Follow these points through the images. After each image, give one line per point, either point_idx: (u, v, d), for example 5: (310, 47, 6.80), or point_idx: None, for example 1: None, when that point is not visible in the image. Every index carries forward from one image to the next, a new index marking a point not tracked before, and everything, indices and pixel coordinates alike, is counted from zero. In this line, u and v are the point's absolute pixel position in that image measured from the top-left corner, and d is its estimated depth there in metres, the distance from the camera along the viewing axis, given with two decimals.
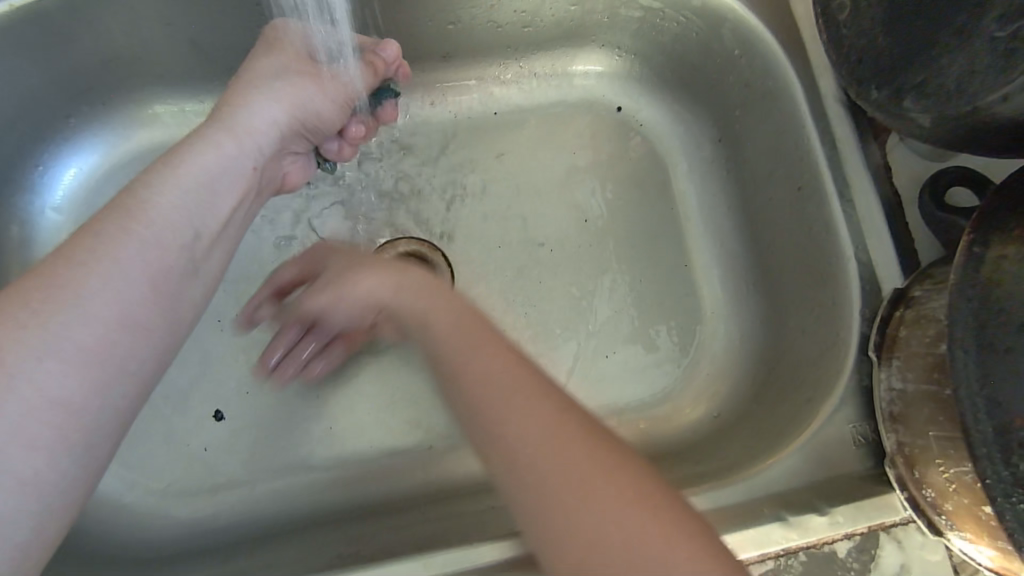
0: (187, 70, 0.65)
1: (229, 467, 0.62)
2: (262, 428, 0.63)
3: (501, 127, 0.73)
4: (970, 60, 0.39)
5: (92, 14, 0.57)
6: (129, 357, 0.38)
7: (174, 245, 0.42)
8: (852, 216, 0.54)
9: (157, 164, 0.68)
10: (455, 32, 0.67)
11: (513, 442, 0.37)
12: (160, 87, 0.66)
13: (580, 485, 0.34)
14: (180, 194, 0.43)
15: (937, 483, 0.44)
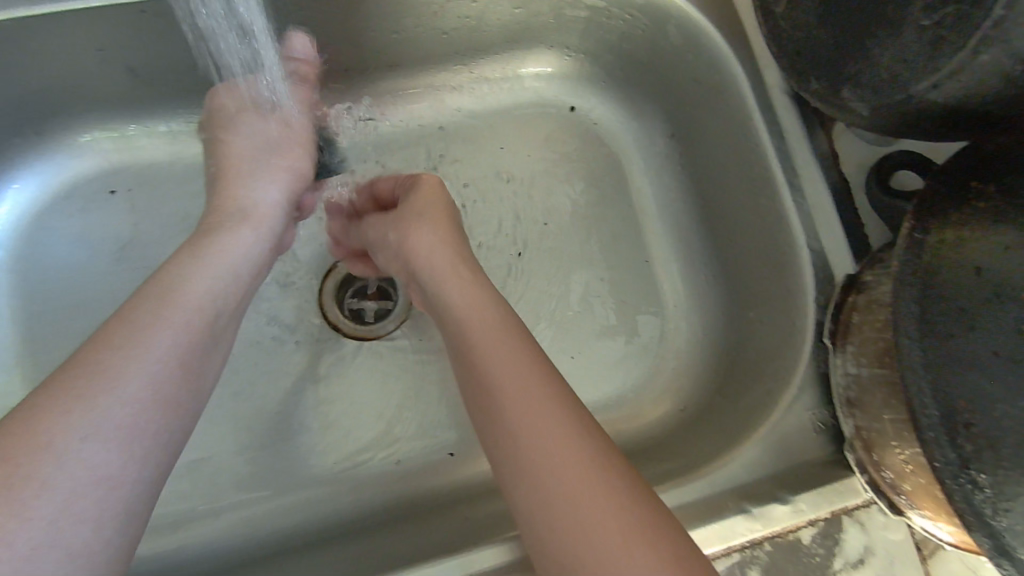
0: (126, 93, 0.63)
1: (196, 495, 0.61)
2: (229, 453, 0.62)
3: (456, 134, 0.72)
4: (902, 49, 0.39)
5: (19, 44, 0.55)
6: (163, 431, 0.37)
7: (202, 323, 0.42)
8: (802, 206, 0.54)
9: (100, 192, 0.66)
10: (403, 41, 0.66)
11: (529, 438, 0.39)
12: (101, 112, 0.64)
13: (575, 500, 0.36)
14: (206, 278, 0.44)
15: (895, 465, 0.45)
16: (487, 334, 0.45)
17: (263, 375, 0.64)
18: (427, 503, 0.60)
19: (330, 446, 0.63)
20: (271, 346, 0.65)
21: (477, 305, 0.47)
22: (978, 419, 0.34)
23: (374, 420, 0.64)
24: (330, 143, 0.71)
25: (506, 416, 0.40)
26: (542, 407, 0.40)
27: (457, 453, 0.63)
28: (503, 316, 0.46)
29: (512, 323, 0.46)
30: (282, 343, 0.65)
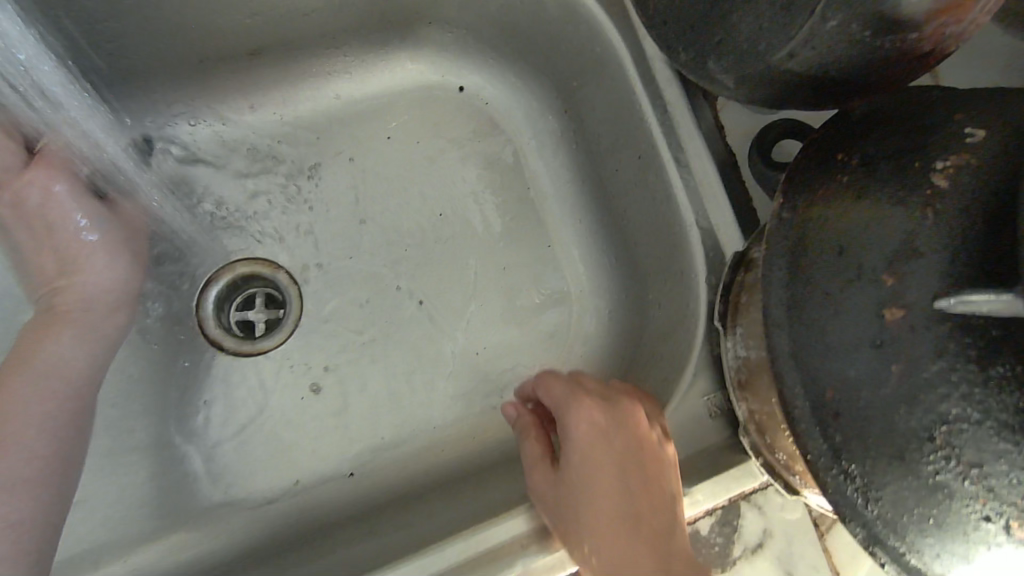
0: None
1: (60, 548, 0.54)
2: (98, 494, 0.56)
3: (335, 124, 0.67)
4: (758, 14, 0.36)
5: None
6: (47, 465, 0.45)
7: (58, 376, 0.49)
8: (689, 183, 0.52)
9: None
10: (260, 25, 0.60)
11: (586, 510, 0.41)
12: None
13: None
14: (66, 335, 0.51)
15: (786, 447, 0.44)
16: (575, 408, 0.44)
17: (135, 404, 0.59)
18: (326, 527, 0.56)
19: (218, 474, 0.58)
20: (142, 372, 0.59)
21: (599, 410, 0.44)
22: (845, 408, 0.33)
23: (265, 441, 0.59)
24: (194, 143, 0.64)
25: (573, 479, 0.42)
26: (607, 482, 0.41)
27: (357, 471, 0.59)
28: (591, 419, 0.44)
29: (583, 424, 0.43)
30: (154, 367, 0.60)
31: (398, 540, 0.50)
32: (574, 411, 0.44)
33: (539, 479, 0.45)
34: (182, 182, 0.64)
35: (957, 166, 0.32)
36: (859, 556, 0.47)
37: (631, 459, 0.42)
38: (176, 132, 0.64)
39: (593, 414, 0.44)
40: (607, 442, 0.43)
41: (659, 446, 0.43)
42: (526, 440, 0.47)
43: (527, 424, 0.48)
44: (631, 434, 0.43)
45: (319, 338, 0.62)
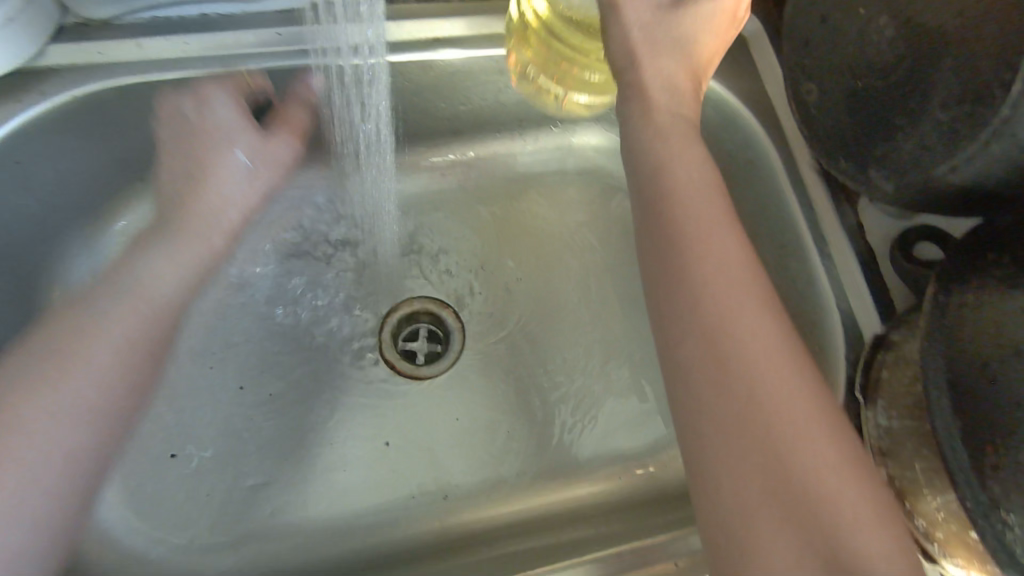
0: None
1: (236, 517, 0.63)
2: (272, 481, 0.64)
3: (507, 192, 0.77)
4: (924, 133, 0.45)
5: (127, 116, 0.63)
6: (83, 442, 0.47)
7: (101, 399, 0.49)
8: (830, 273, 0.61)
9: None
10: (460, 112, 0.72)
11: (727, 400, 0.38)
12: None
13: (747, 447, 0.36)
14: (85, 371, 0.48)
15: (928, 513, 0.48)
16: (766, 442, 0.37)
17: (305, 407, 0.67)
18: (462, 542, 0.64)
19: (373, 484, 0.65)
20: (322, 375, 0.68)
21: (838, 485, 0.35)
22: (1004, 458, 0.38)
23: (420, 445, 0.67)
24: None
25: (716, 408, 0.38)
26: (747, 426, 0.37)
27: (490, 492, 0.66)
28: (835, 476, 0.35)
29: (819, 462, 0.35)
30: (327, 374, 0.68)
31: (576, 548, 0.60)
32: (751, 442, 0.36)
33: (699, 450, 0.38)
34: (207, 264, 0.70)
35: None
36: None
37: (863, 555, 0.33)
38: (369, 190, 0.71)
39: (829, 433, 0.37)
40: (840, 520, 0.34)
41: (895, 524, 0.35)
42: (680, 371, 0.39)
43: (741, 379, 0.37)
44: (861, 518, 0.34)
45: (473, 371, 0.70)
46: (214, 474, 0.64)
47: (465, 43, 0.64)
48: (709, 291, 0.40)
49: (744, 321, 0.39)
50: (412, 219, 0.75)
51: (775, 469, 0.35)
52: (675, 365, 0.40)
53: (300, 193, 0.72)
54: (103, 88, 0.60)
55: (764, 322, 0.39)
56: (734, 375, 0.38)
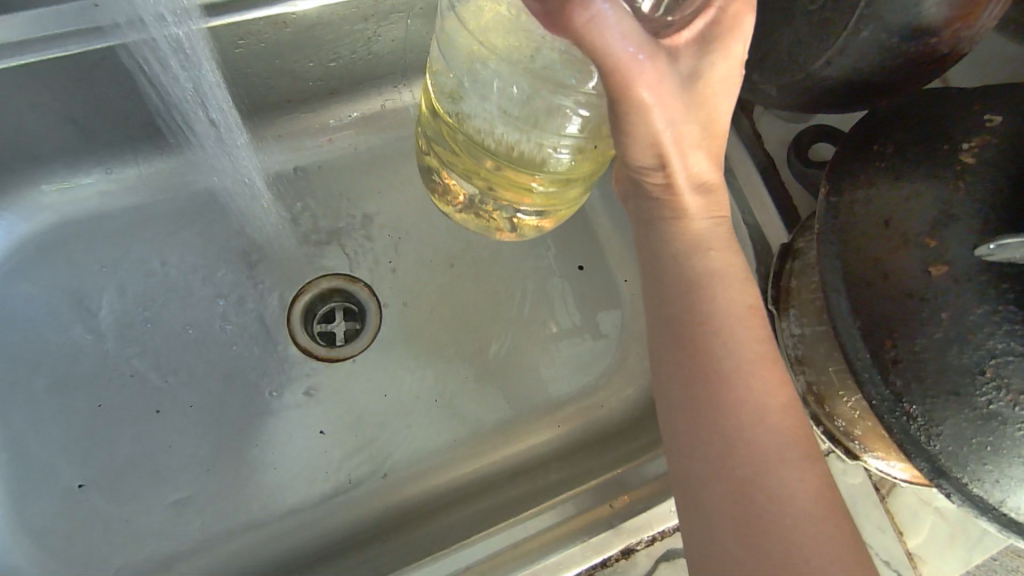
0: (24, 144, 0.59)
1: (159, 539, 0.58)
2: (191, 494, 0.59)
3: (401, 149, 0.72)
4: (796, 32, 0.44)
5: None
6: None
7: None
8: (735, 186, 0.59)
9: (29, 253, 0.63)
10: (335, 68, 0.65)
11: (731, 421, 0.37)
12: (9, 168, 0.60)
13: (738, 465, 0.36)
14: None
15: (844, 412, 0.49)
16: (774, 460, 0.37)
17: (215, 409, 0.61)
18: (405, 518, 0.60)
19: (304, 474, 0.61)
20: (228, 372, 0.63)
21: (788, 484, 0.36)
22: (901, 352, 0.38)
23: (344, 429, 0.62)
24: (73, 215, 0.64)
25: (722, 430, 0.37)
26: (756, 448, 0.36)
27: (428, 463, 0.62)
28: (789, 482, 0.36)
29: (775, 463, 0.36)
30: (232, 372, 0.63)
31: (515, 501, 0.58)
32: (756, 466, 0.36)
33: (689, 470, 0.38)
34: (83, 270, 0.63)
35: (983, 143, 0.40)
36: (920, 517, 0.51)
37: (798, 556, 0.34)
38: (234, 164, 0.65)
39: (795, 442, 0.37)
40: (783, 523, 0.35)
41: (838, 531, 0.35)
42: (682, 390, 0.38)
43: (713, 379, 0.38)
44: (804, 526, 0.35)
45: (392, 342, 0.66)
46: (127, 499, 0.58)
47: None
48: (701, 286, 0.40)
49: (729, 363, 0.38)
50: (304, 192, 0.69)
51: (727, 462, 0.36)
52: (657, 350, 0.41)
53: (180, 182, 0.67)
54: None
55: (750, 326, 0.39)
56: (741, 399, 0.37)
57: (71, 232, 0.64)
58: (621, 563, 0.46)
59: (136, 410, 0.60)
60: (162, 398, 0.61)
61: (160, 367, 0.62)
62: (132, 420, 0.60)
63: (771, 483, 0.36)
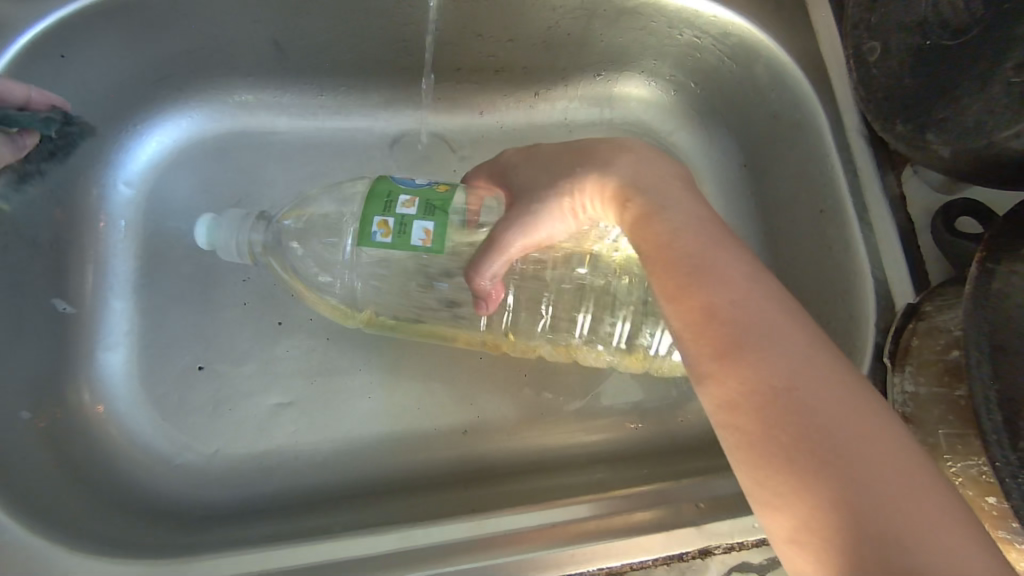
0: (230, 53, 0.65)
1: (258, 433, 0.63)
2: (292, 401, 0.64)
3: (543, 138, 0.76)
4: (989, 100, 0.45)
5: (180, 17, 0.60)
6: None
7: None
8: (871, 239, 0.60)
9: (209, 154, 0.70)
10: (508, 48, 0.69)
11: (809, 417, 0.35)
12: (208, 73, 0.66)
13: (819, 463, 0.34)
14: None
15: (944, 478, 0.49)
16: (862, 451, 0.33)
17: (333, 332, 0.66)
18: (476, 474, 0.63)
19: (397, 409, 0.65)
20: None
21: (875, 446, 0.34)
22: None
23: (437, 380, 0.66)
24: (253, 128, 0.71)
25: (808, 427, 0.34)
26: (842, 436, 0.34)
27: (507, 430, 0.65)
28: (842, 411, 0.34)
29: (841, 414, 0.34)
30: None
31: (582, 484, 0.60)
32: (857, 451, 0.33)
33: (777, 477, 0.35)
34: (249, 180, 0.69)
35: None
36: None
37: (874, 493, 0.32)
38: (390, 120, 0.73)
39: (834, 372, 0.36)
40: (867, 467, 0.33)
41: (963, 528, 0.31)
42: (738, 385, 0.36)
43: (766, 385, 0.36)
44: (888, 480, 0.32)
45: None
46: (239, 388, 0.64)
47: None
48: (697, 271, 0.40)
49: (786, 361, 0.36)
50: (447, 156, 0.74)
51: (837, 481, 0.33)
52: (667, 290, 0.41)
53: (345, 123, 0.72)
54: None
55: (742, 270, 0.40)
56: (801, 385, 0.35)
57: (247, 143, 0.70)
58: (696, 560, 0.50)
59: (260, 314, 0.66)
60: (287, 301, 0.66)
61: None
62: (257, 322, 0.65)
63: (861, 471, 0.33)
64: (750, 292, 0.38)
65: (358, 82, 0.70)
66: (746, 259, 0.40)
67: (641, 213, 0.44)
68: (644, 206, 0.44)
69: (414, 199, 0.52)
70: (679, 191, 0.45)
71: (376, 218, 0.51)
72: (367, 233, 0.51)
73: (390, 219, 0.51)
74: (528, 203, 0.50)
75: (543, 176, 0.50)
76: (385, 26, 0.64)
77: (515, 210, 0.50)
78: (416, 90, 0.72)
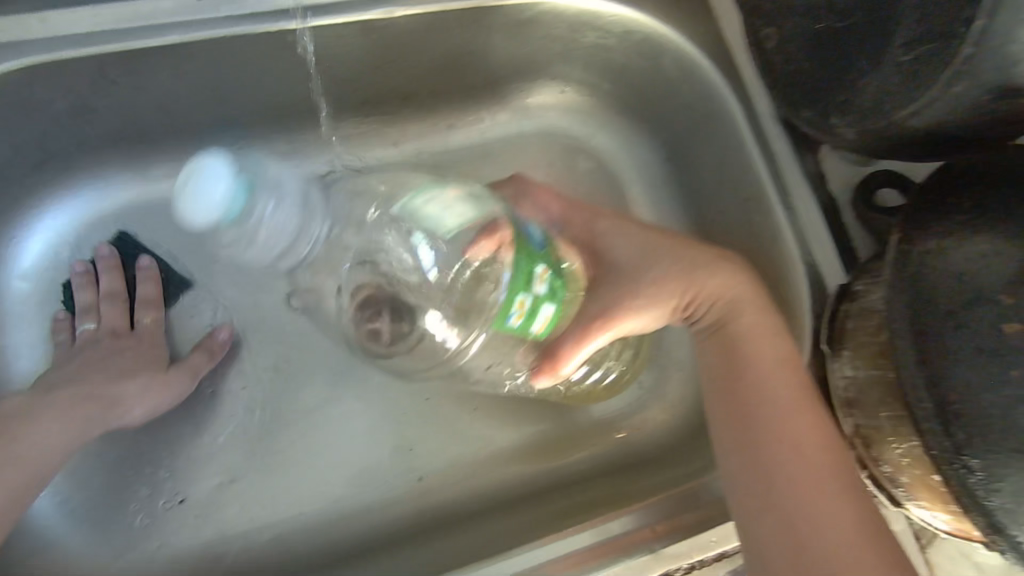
0: (115, 119, 0.61)
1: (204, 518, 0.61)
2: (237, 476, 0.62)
3: (463, 159, 0.74)
4: (883, 79, 0.44)
5: (51, 92, 0.56)
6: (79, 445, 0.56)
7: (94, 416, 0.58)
8: (797, 224, 0.59)
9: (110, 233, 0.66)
10: (410, 73, 0.67)
11: (782, 464, 0.47)
12: (94, 144, 0.63)
13: (789, 493, 0.46)
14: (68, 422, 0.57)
15: (893, 458, 0.49)
16: (809, 491, 0.46)
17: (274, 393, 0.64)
18: (435, 521, 0.61)
19: (349, 463, 0.63)
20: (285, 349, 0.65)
21: (810, 476, 0.46)
22: (967, 408, 0.39)
23: (386, 427, 0.64)
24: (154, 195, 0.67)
25: (764, 445, 0.48)
26: (813, 473, 0.46)
27: (464, 467, 0.64)
28: (819, 489, 0.46)
29: (793, 460, 0.47)
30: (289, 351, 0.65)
31: (543, 514, 0.59)
32: (823, 526, 0.44)
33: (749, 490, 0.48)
34: (162, 248, 0.66)
35: None
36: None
37: (801, 524, 0.45)
38: (302, 163, 0.70)
39: (824, 424, 0.49)
40: (801, 506, 0.45)
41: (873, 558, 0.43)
42: (728, 420, 0.51)
43: (742, 418, 0.50)
44: (817, 519, 0.44)
45: None
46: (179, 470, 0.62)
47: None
48: (739, 350, 0.52)
49: (771, 404, 0.50)
50: None
51: (787, 519, 0.45)
52: (710, 366, 0.54)
53: None
54: (7, 70, 0.53)
55: (766, 332, 0.52)
56: (777, 432, 0.48)
57: (151, 209, 0.67)
58: None
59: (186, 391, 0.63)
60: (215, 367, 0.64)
61: (215, 345, 0.64)
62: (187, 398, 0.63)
63: (818, 515, 0.44)
64: (783, 357, 0.51)
65: (260, 128, 0.67)
66: (781, 339, 0.52)
67: (723, 319, 0.54)
68: (688, 282, 0.54)
69: (546, 274, 0.47)
70: (731, 287, 0.54)
71: (517, 297, 0.45)
72: (501, 314, 0.46)
73: (526, 299, 0.46)
74: (635, 283, 0.54)
75: (651, 261, 0.55)
76: (276, 70, 0.61)
77: (636, 282, 0.54)
78: (324, 127, 0.69)
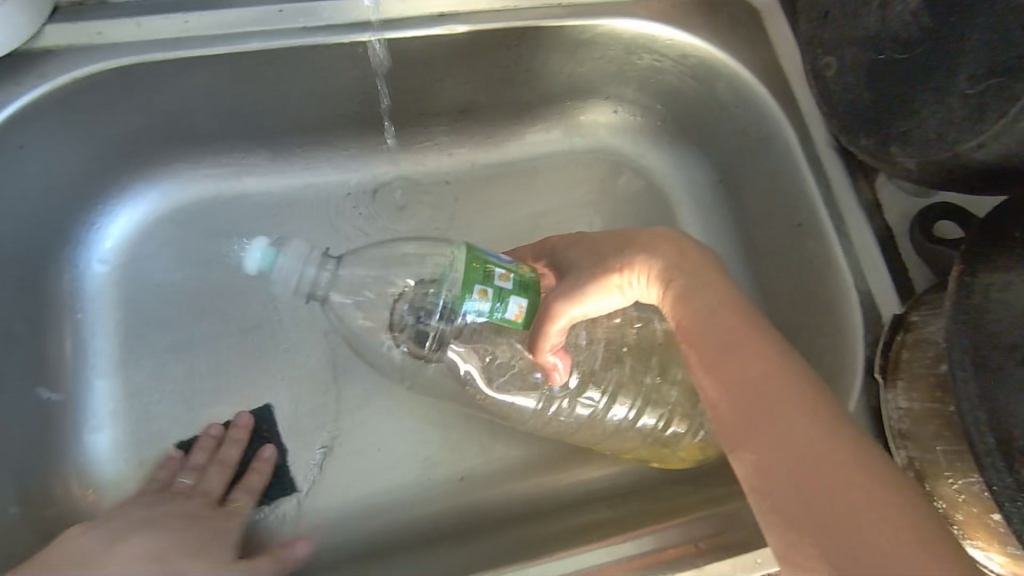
0: (191, 123, 0.65)
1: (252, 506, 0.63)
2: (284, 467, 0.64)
3: (515, 173, 0.76)
4: (949, 110, 0.44)
5: (136, 97, 0.60)
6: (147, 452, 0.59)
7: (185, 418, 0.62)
8: (850, 250, 0.59)
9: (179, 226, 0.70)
10: (469, 89, 0.69)
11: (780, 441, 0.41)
12: (170, 146, 0.67)
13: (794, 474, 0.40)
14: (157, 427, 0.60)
15: (948, 495, 0.48)
16: (814, 465, 0.39)
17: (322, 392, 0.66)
18: (475, 525, 0.62)
19: (392, 463, 0.64)
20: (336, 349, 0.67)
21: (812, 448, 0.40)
22: None
23: (429, 430, 0.65)
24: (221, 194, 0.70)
25: (757, 427, 0.42)
26: (809, 444, 0.40)
27: (504, 474, 0.64)
28: (825, 459, 0.39)
29: (790, 431, 0.41)
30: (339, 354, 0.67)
31: (581, 526, 0.59)
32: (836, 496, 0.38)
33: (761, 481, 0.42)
34: (224, 246, 0.70)
35: None
36: None
37: (831, 504, 0.38)
38: (360, 171, 0.73)
39: (794, 387, 0.43)
40: (818, 482, 0.39)
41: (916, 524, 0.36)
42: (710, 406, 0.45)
43: (724, 401, 0.44)
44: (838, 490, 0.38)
45: None
46: None
47: (477, 17, 0.60)
48: (690, 319, 0.48)
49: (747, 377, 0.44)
50: (421, 200, 0.74)
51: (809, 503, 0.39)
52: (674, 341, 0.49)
53: (316, 179, 0.72)
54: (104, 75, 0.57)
55: (720, 304, 0.47)
56: (761, 409, 0.42)
57: (216, 208, 0.70)
58: None
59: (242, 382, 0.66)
60: (268, 363, 0.66)
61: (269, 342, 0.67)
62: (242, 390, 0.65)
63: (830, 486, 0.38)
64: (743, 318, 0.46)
65: (324, 136, 0.70)
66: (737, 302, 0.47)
67: (674, 295, 0.49)
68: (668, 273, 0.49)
69: (510, 273, 0.48)
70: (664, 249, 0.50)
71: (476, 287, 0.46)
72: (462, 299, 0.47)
73: (488, 287, 0.47)
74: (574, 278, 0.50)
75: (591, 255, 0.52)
76: (343, 82, 0.64)
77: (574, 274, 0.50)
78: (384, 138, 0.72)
